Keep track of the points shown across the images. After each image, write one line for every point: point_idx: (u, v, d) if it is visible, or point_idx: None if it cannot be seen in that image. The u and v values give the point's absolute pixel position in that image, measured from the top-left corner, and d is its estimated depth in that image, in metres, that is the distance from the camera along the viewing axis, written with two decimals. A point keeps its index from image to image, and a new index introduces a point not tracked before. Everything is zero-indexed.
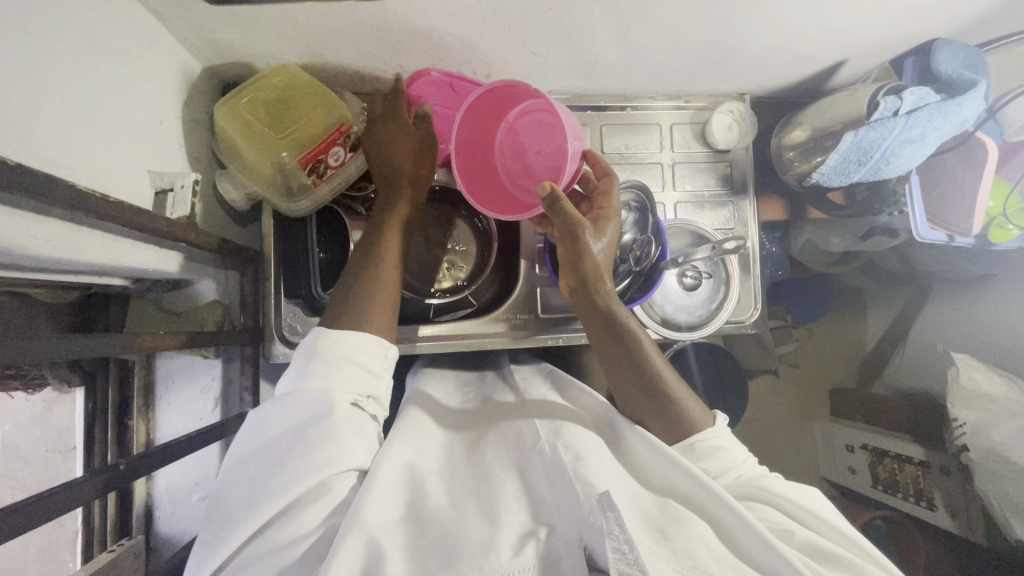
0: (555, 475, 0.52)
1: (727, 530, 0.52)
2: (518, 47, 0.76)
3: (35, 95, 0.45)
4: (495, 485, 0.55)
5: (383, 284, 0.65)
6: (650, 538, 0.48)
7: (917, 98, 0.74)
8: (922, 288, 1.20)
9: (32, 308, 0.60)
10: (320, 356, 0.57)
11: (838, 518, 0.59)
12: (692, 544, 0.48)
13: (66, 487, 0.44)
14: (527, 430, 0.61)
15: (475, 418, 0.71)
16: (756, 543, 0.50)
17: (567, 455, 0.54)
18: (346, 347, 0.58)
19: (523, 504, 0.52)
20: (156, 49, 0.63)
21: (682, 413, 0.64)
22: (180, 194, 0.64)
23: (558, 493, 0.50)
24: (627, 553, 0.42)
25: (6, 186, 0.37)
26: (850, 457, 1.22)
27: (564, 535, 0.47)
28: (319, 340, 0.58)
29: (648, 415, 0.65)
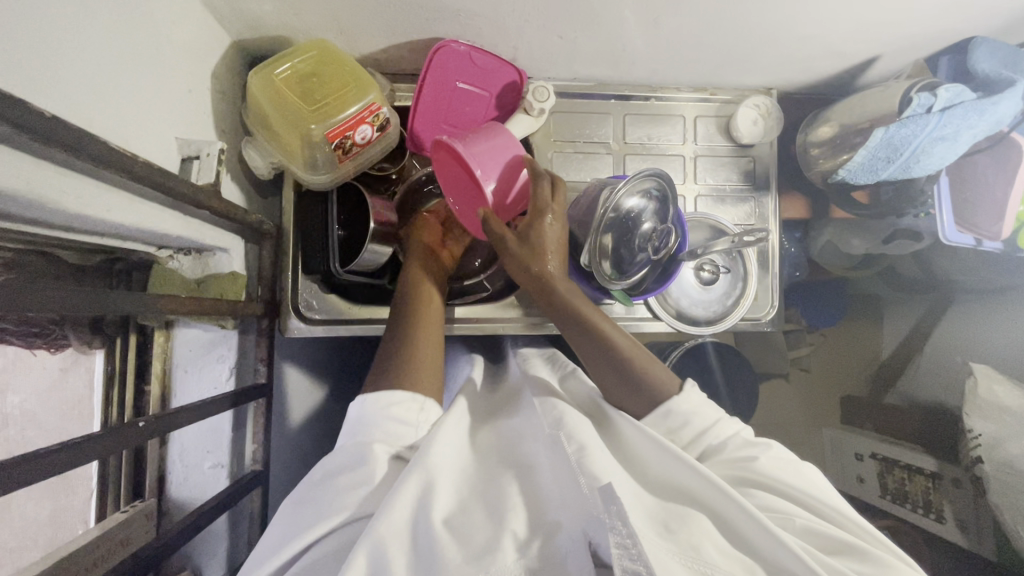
0: (563, 467, 0.51)
1: (733, 523, 0.50)
2: (546, 30, 0.75)
3: (70, 51, 0.46)
4: (495, 484, 0.53)
5: (422, 346, 0.65)
6: (654, 531, 0.47)
7: (952, 96, 0.73)
8: (943, 297, 1.18)
9: (57, 269, 0.59)
10: (364, 414, 0.57)
11: (838, 499, 0.57)
12: (699, 538, 0.48)
13: (77, 446, 0.43)
14: (535, 429, 0.60)
15: (480, 414, 0.70)
16: (759, 533, 0.48)
17: (569, 446, 0.53)
18: (385, 408, 0.57)
19: (524, 501, 0.50)
20: (188, 16, 0.64)
21: (650, 379, 0.66)
22: (206, 161, 0.64)
23: (565, 490, 0.49)
24: (630, 547, 0.42)
25: (38, 138, 0.37)
26: (859, 465, 1.18)
27: (570, 533, 0.45)
28: (361, 405, 0.58)
29: (618, 391, 0.67)
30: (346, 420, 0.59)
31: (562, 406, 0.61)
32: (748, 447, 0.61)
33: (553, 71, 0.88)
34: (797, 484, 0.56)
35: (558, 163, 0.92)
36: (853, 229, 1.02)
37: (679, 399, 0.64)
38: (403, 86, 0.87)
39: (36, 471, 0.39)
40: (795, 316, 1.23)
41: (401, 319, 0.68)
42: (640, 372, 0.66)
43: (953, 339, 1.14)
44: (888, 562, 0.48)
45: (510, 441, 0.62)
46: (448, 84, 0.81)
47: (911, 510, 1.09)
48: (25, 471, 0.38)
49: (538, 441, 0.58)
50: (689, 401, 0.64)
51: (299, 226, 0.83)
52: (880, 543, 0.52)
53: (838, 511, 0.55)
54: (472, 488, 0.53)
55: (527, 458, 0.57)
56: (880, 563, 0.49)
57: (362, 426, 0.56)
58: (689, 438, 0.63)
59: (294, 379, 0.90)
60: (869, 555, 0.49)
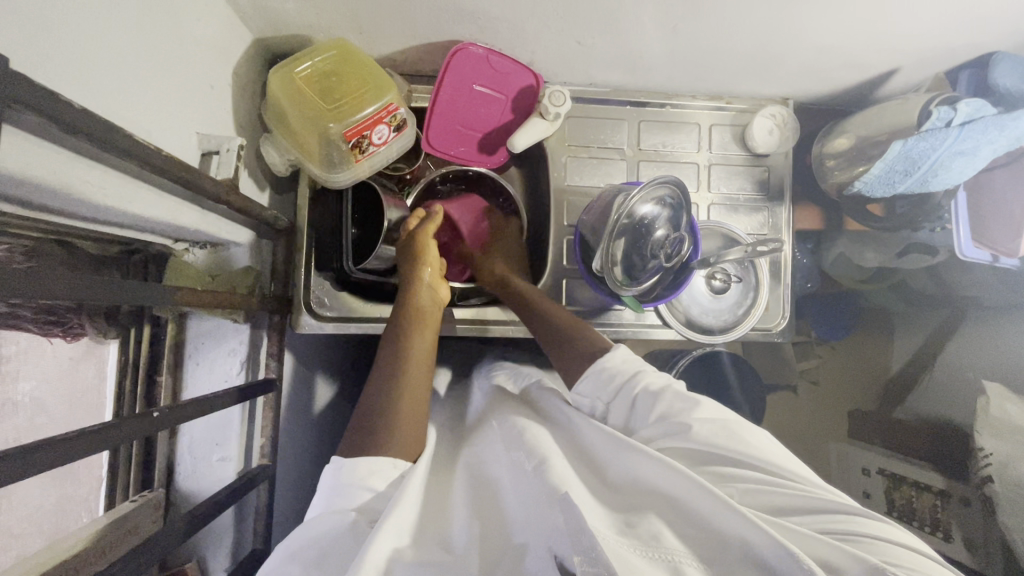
0: (526, 487, 0.51)
1: (689, 506, 0.47)
2: (564, 35, 0.76)
3: (96, 43, 0.46)
4: (461, 513, 0.52)
5: (398, 402, 0.63)
6: (613, 529, 0.45)
7: (973, 110, 0.72)
8: (956, 312, 1.16)
9: (77, 258, 0.60)
10: (344, 484, 0.53)
11: (772, 444, 0.55)
12: (657, 526, 0.45)
13: (93, 434, 0.43)
14: (499, 453, 0.59)
15: (444, 445, 0.68)
16: (711, 507, 0.45)
17: (529, 462, 0.53)
18: (364, 478, 0.54)
19: (483, 529, 0.50)
20: (212, 13, 0.65)
21: (594, 341, 0.72)
22: (225, 157, 0.65)
23: (529, 510, 0.48)
24: (590, 551, 0.41)
25: (65, 128, 0.38)
26: (865, 480, 1.18)
27: (536, 551, 0.45)
28: (338, 472, 0.55)
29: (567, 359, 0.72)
30: (321, 488, 0.55)
31: (523, 423, 0.61)
32: (680, 404, 0.59)
33: (570, 76, 0.88)
34: (731, 439, 0.54)
35: (572, 168, 0.92)
36: (867, 241, 1.01)
37: (611, 356, 0.67)
38: (420, 87, 0.87)
39: (51, 458, 0.39)
40: (805, 327, 1.22)
41: (385, 370, 0.67)
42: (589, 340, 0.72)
43: (966, 355, 1.12)
44: (827, 502, 0.47)
45: (470, 464, 0.60)
46: (465, 87, 0.82)
47: (918, 527, 1.08)
48: (41, 457, 0.39)
49: (501, 465, 0.57)
50: (621, 359, 0.66)
51: (313, 223, 0.83)
52: (813, 481, 0.51)
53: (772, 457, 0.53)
54: (437, 523, 0.51)
55: (489, 485, 0.56)
56: (819, 506, 0.47)
57: (338, 495, 0.53)
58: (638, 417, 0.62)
59: (303, 375, 0.90)
60: (801, 500, 0.48)
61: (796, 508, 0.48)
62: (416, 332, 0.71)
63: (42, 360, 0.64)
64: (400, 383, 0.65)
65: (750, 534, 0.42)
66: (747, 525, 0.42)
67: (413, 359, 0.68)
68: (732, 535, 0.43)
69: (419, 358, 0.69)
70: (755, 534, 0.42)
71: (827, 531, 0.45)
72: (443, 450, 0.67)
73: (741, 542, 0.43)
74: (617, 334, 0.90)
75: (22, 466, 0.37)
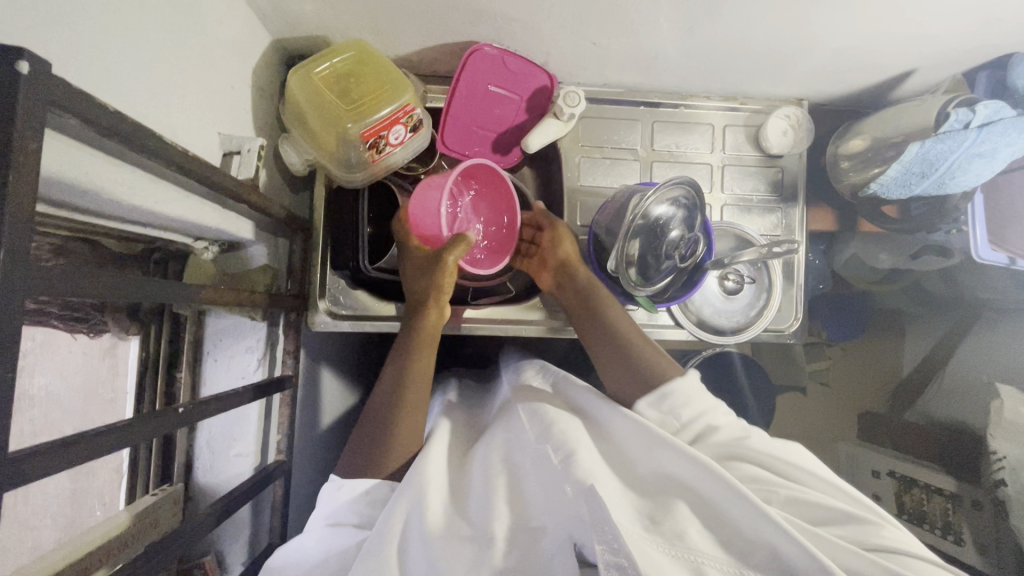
0: (553, 478, 0.50)
1: (719, 508, 0.48)
2: (580, 35, 0.76)
3: (124, 47, 0.47)
4: (483, 493, 0.53)
5: (402, 411, 0.65)
6: (638, 523, 0.46)
7: (991, 112, 0.71)
8: (968, 314, 1.15)
9: (101, 257, 0.62)
10: (339, 497, 0.57)
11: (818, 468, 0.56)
12: (682, 524, 0.47)
13: (123, 429, 0.45)
14: (522, 436, 0.57)
15: (464, 431, 0.69)
16: (745, 512, 0.46)
17: (556, 454, 0.51)
18: (360, 499, 0.57)
19: (510, 510, 0.50)
20: (232, 15, 0.66)
21: (654, 362, 0.68)
22: (247, 157, 0.66)
23: (551, 498, 0.49)
24: (613, 543, 0.43)
25: (100, 131, 0.38)
26: (876, 483, 1.17)
27: (556, 536, 0.47)
28: (336, 491, 0.58)
29: (620, 376, 0.69)
30: (324, 495, 0.59)
31: (550, 410, 0.59)
32: (737, 428, 0.59)
33: (584, 76, 0.88)
34: (781, 456, 0.55)
35: (586, 168, 0.92)
36: (881, 242, 1.01)
37: (680, 382, 0.64)
38: (435, 87, 0.88)
39: (87, 451, 0.41)
40: (816, 329, 1.21)
41: (391, 383, 0.68)
42: (645, 361, 0.69)
43: (978, 357, 1.12)
44: (870, 522, 0.48)
45: (491, 444, 0.59)
46: (480, 87, 0.83)
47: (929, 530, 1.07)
48: (76, 450, 0.40)
49: (526, 451, 0.56)
50: (684, 384, 0.64)
51: (329, 224, 0.84)
52: (857, 505, 0.52)
53: (817, 478, 0.54)
54: (460, 505, 0.53)
55: (513, 464, 0.56)
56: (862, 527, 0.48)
57: (336, 512, 0.56)
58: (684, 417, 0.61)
59: (318, 373, 0.91)
60: (830, 509, 0.49)
61: (829, 519, 0.49)
62: (417, 358, 0.70)
63: (60, 355, 0.67)
64: (404, 394, 0.66)
65: (785, 545, 0.44)
66: (780, 534, 0.44)
67: (412, 385, 0.67)
68: (765, 542, 0.45)
69: (418, 379, 0.68)
70: (790, 547, 0.43)
71: (867, 546, 0.46)
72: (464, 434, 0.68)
73: (771, 552, 0.44)
74: None
75: (59, 458, 0.38)
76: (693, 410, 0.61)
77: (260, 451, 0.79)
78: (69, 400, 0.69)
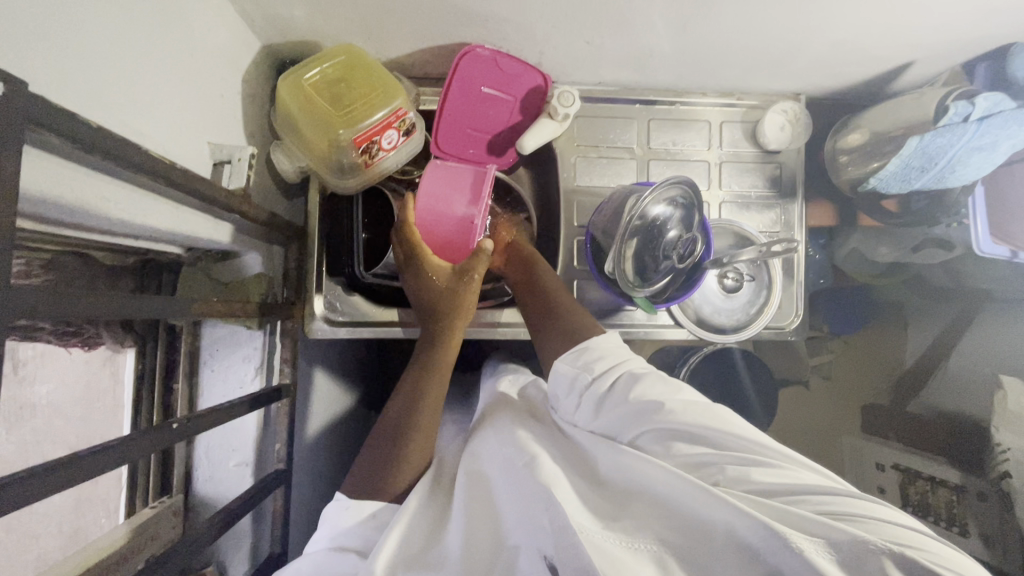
0: (518, 483, 0.51)
1: (675, 501, 0.47)
2: (573, 35, 0.75)
3: (108, 58, 0.46)
4: (455, 508, 0.54)
5: (412, 427, 0.64)
6: (603, 525, 0.46)
7: (991, 104, 0.71)
8: (972, 306, 1.15)
9: (93, 270, 0.61)
10: (346, 522, 0.56)
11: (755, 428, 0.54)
12: (644, 522, 0.47)
13: (118, 446, 0.44)
14: (488, 445, 0.60)
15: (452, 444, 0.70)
16: (695, 496, 0.45)
17: (520, 458, 0.54)
18: (366, 523, 0.57)
19: (482, 525, 0.52)
20: (221, 22, 0.65)
21: (582, 321, 0.73)
22: (238, 166, 0.66)
23: (518, 504, 0.50)
24: (572, 548, 0.43)
25: (84, 146, 0.38)
26: (880, 475, 1.16)
27: (529, 550, 0.47)
28: (342, 513, 0.57)
29: (551, 333, 0.73)
30: (326, 516, 0.58)
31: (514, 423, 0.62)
32: (658, 386, 0.58)
33: (579, 76, 0.87)
34: (708, 422, 0.53)
35: (582, 168, 0.91)
36: (881, 236, 1.00)
37: (601, 340, 0.68)
38: (428, 90, 0.87)
39: (82, 471, 0.40)
40: (818, 323, 1.20)
41: (404, 401, 0.68)
42: (574, 319, 0.74)
43: (981, 349, 1.11)
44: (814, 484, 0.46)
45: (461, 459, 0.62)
46: (473, 89, 0.82)
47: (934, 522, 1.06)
48: (69, 472, 0.39)
49: (490, 456, 0.58)
50: (603, 342, 0.67)
51: (324, 231, 0.83)
52: (805, 464, 0.50)
53: (756, 437, 0.52)
54: (437, 523, 0.55)
55: (480, 474, 0.57)
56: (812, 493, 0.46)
57: (341, 536, 0.56)
58: (609, 383, 0.61)
59: (316, 380, 0.91)
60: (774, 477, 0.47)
61: (776, 486, 0.47)
62: (436, 376, 0.70)
63: (60, 367, 0.66)
64: (414, 412, 0.66)
65: (737, 523, 0.43)
66: (737, 515, 0.43)
67: (432, 402, 0.68)
68: (717, 525, 0.44)
69: (432, 399, 0.68)
70: (743, 525, 0.42)
71: (817, 511, 0.44)
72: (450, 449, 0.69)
73: (728, 531, 0.43)
74: (629, 335, 0.90)
75: (51, 481, 0.38)
76: (608, 365, 0.64)
77: (259, 459, 0.79)
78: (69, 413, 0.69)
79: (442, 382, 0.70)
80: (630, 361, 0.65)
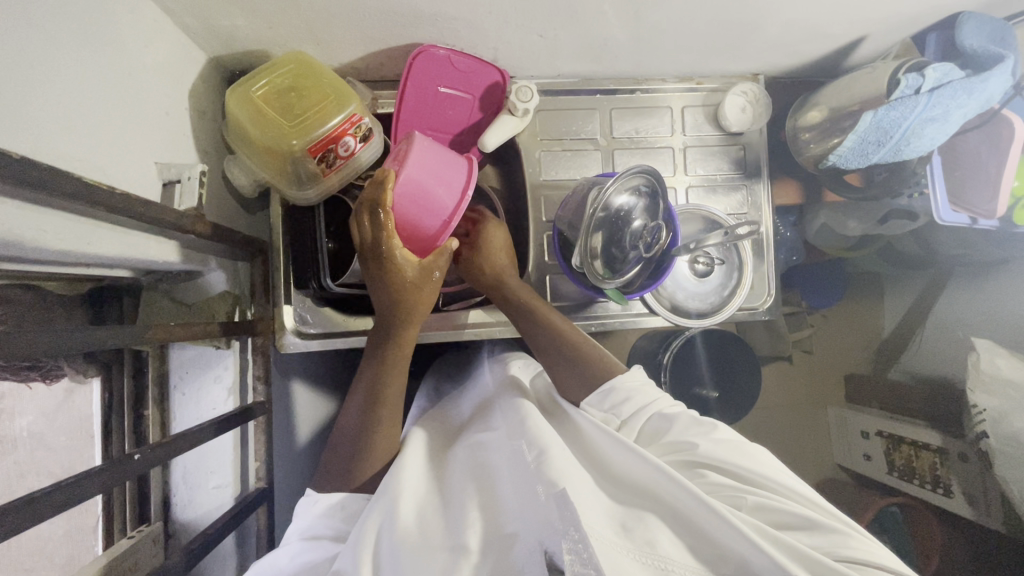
0: (525, 477, 0.51)
1: (689, 516, 0.47)
2: (526, 29, 0.74)
3: (35, 84, 0.45)
4: (460, 500, 0.54)
5: (378, 426, 0.66)
6: (610, 530, 0.45)
7: (940, 75, 0.72)
8: (942, 272, 1.16)
9: (45, 301, 0.60)
10: (314, 512, 0.59)
11: (785, 473, 0.56)
12: (654, 532, 0.47)
13: (75, 483, 0.42)
14: (497, 445, 0.60)
15: (442, 436, 0.70)
16: (710, 518, 0.46)
17: (530, 453, 0.52)
18: (334, 513, 0.59)
19: (483, 516, 0.51)
20: (161, 37, 0.63)
21: (601, 365, 0.72)
22: (188, 186, 0.64)
23: (523, 498, 0.49)
24: (582, 553, 0.41)
25: (14, 182, 0.37)
26: (865, 443, 1.20)
27: (527, 542, 0.46)
28: (311, 507, 0.59)
29: (564, 373, 0.73)
30: (298, 511, 0.60)
31: (525, 412, 0.61)
32: (692, 429, 0.60)
33: (537, 69, 0.86)
34: (746, 464, 0.55)
35: (547, 163, 0.91)
36: (848, 210, 1.01)
37: (624, 378, 0.69)
38: (385, 92, 0.86)
39: (43, 512, 0.39)
40: (794, 298, 1.22)
41: (364, 397, 0.69)
42: (587, 361, 0.72)
43: (955, 315, 1.13)
44: (837, 529, 0.48)
45: (471, 451, 0.62)
46: (430, 89, 0.80)
47: (920, 485, 1.09)
48: (27, 514, 0.38)
49: (502, 451, 0.58)
50: (628, 380, 0.68)
51: (288, 241, 0.82)
52: (834, 516, 0.51)
53: (788, 485, 0.53)
54: (439, 512, 0.54)
55: (489, 468, 0.58)
56: (840, 536, 0.47)
57: (311, 528, 0.57)
58: (638, 426, 0.63)
59: (293, 393, 0.90)
60: (803, 520, 0.49)
61: (806, 529, 0.48)
62: (394, 373, 0.70)
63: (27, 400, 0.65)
64: (376, 408, 0.67)
65: (751, 553, 0.43)
66: (751, 546, 0.43)
67: (392, 399, 0.69)
68: (734, 551, 0.44)
69: (393, 396, 0.69)
70: (758, 556, 0.43)
71: (838, 557, 0.45)
72: (438, 440, 0.69)
73: (741, 563, 0.44)
74: (603, 326, 0.90)
75: (11, 523, 0.37)
76: (635, 405, 0.65)
77: (240, 479, 0.78)
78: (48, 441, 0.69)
79: (397, 379, 0.70)
80: (658, 400, 0.67)
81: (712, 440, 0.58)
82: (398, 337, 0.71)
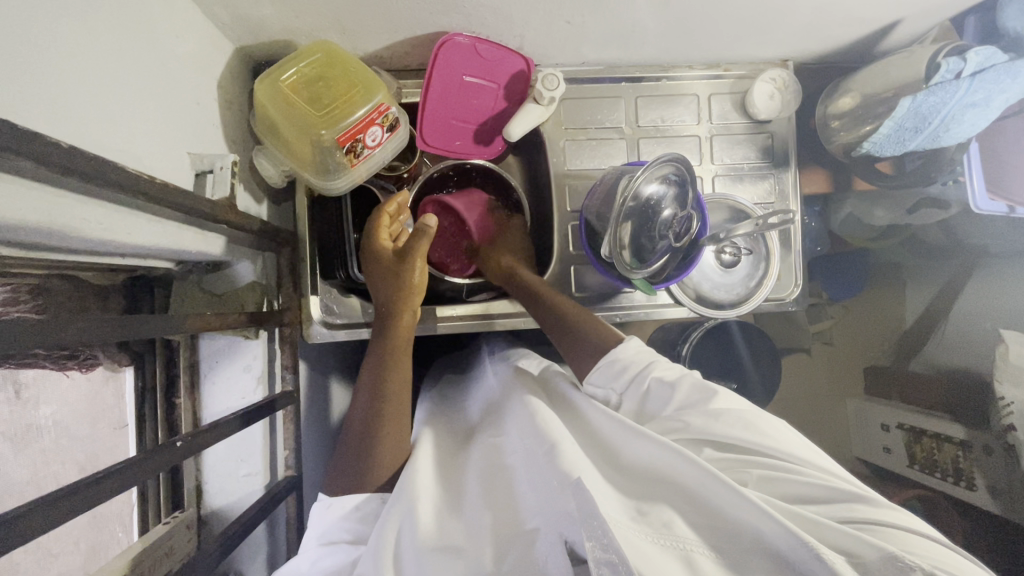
0: (541, 474, 0.51)
1: (700, 495, 0.47)
2: (553, 15, 0.73)
3: (72, 74, 0.45)
4: (476, 500, 0.55)
5: (385, 418, 0.66)
6: (626, 515, 0.46)
7: (982, 59, 0.70)
8: (972, 261, 1.13)
9: (82, 292, 0.60)
10: (329, 517, 0.59)
11: (795, 435, 0.55)
12: (669, 514, 0.47)
13: (118, 472, 0.42)
14: (509, 444, 0.60)
15: (453, 438, 0.71)
16: (723, 494, 0.45)
17: (541, 448, 0.52)
18: (350, 515, 0.59)
19: (500, 514, 0.52)
20: (191, 25, 0.63)
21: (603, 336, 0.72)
22: (220, 175, 0.64)
23: (540, 495, 0.50)
24: (602, 538, 0.41)
25: (58, 171, 0.37)
26: (885, 436, 1.18)
27: (547, 536, 0.46)
28: (325, 510, 0.60)
29: (572, 353, 0.74)
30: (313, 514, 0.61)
31: (533, 405, 0.61)
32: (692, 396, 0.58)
33: (562, 57, 0.85)
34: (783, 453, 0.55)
35: (572, 152, 0.90)
36: (875, 199, 0.99)
37: (622, 348, 0.67)
38: (409, 82, 0.85)
39: (86, 501, 0.40)
40: (816, 289, 1.20)
41: (370, 392, 0.68)
42: (597, 336, 0.72)
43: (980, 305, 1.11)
44: (845, 494, 0.47)
45: (485, 453, 0.62)
46: (455, 79, 0.80)
47: (941, 478, 1.08)
48: (73, 502, 0.38)
49: (515, 451, 0.58)
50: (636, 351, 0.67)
51: (314, 232, 0.84)
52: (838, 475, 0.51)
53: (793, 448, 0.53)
54: (456, 510, 0.55)
55: (503, 470, 0.58)
56: (843, 498, 0.47)
57: (328, 532, 0.58)
58: None
59: (319, 383, 0.91)
60: (819, 489, 0.48)
61: (814, 498, 0.48)
62: (396, 362, 0.70)
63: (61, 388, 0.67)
64: (383, 403, 0.67)
65: (765, 529, 0.43)
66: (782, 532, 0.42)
67: (396, 392, 0.68)
68: (747, 527, 0.44)
69: (396, 388, 0.69)
70: (777, 536, 0.42)
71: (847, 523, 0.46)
72: (451, 441, 0.69)
73: (754, 537, 0.44)
74: (628, 317, 0.90)
75: (59, 510, 0.37)
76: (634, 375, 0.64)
77: (270, 467, 0.79)
78: (79, 427, 0.70)
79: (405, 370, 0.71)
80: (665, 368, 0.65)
81: (708, 414, 0.55)
82: (404, 327, 0.73)
